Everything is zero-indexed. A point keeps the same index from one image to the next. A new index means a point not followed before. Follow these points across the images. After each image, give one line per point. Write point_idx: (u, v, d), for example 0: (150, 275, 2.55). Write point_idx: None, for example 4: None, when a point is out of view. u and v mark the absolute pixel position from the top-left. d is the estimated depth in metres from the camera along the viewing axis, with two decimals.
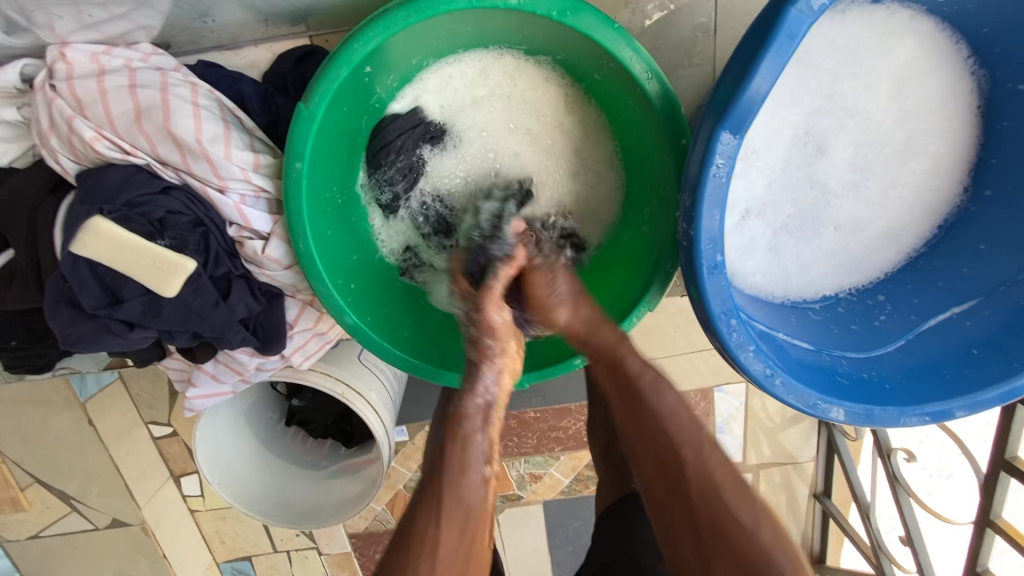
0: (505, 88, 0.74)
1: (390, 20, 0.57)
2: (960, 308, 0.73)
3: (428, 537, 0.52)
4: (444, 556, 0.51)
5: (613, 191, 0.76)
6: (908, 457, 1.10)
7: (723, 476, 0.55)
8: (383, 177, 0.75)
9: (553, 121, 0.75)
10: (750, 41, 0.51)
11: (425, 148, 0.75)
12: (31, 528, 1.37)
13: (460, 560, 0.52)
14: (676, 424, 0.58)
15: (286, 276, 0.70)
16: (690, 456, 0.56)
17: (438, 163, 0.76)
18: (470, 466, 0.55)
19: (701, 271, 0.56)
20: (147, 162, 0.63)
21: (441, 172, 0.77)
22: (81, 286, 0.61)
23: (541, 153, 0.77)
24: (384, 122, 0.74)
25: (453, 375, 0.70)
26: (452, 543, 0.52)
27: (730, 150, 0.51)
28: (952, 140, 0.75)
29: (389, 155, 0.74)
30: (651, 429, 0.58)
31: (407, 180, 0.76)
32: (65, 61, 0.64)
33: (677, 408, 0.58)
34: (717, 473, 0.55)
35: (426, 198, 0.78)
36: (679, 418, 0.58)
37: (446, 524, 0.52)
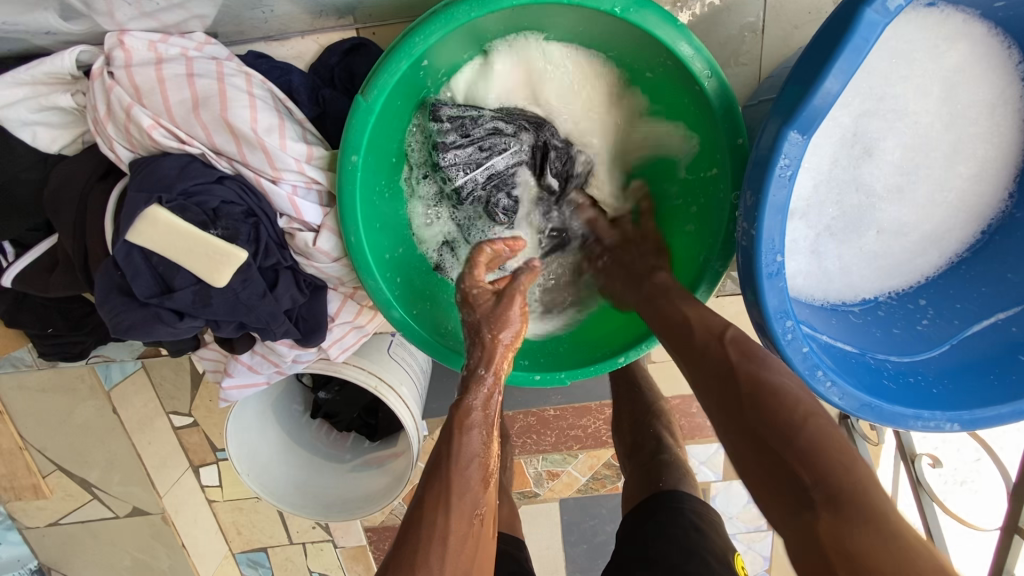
0: (551, 87, 0.74)
1: (453, 14, 0.57)
2: (1005, 314, 0.73)
3: (438, 528, 0.60)
4: (455, 538, 0.61)
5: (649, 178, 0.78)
6: (933, 462, 1.07)
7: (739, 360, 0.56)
8: (440, 157, 0.74)
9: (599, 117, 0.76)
10: (822, 41, 0.50)
11: (487, 124, 0.75)
12: (50, 515, 1.38)
13: (468, 539, 0.61)
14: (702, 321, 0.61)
15: (334, 268, 0.70)
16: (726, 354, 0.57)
17: (503, 140, 0.75)
18: (469, 455, 0.64)
19: (759, 274, 0.56)
20: (202, 152, 0.64)
21: (492, 159, 0.76)
22: (134, 274, 0.61)
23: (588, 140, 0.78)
24: (432, 107, 0.73)
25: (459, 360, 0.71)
26: (461, 528, 0.61)
27: (797, 150, 0.50)
28: (1000, 144, 0.74)
29: (446, 133, 0.73)
30: (678, 334, 0.62)
31: (469, 154, 0.75)
32: (122, 48, 0.64)
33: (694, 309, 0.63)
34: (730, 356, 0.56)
35: (481, 181, 0.77)
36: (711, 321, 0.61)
37: (455, 511, 0.61)
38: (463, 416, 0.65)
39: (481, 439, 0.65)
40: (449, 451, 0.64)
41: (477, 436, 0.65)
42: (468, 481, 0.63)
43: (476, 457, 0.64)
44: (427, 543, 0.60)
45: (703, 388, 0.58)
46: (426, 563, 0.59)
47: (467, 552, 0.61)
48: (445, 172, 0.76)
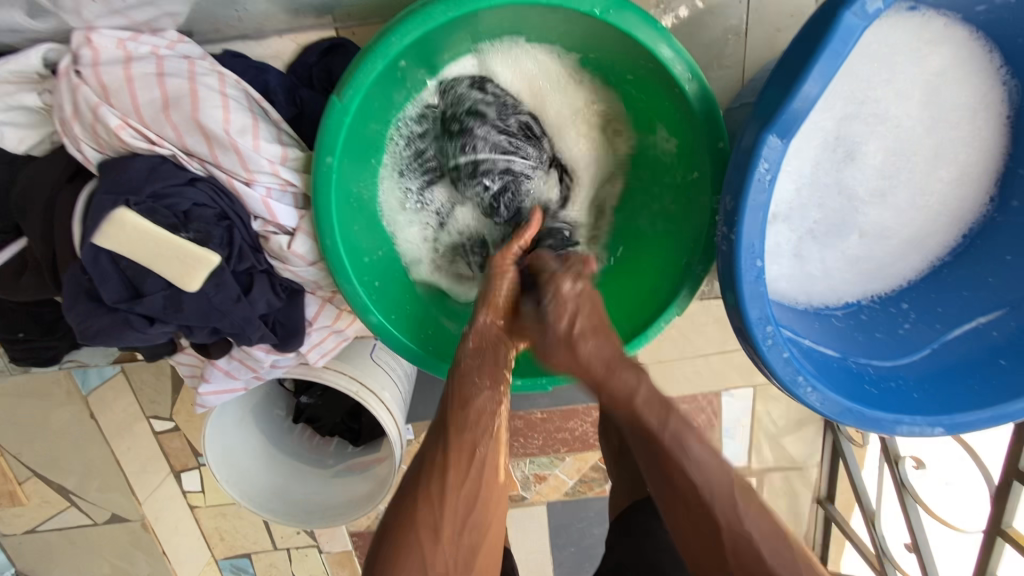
0: (550, 95, 0.74)
1: (429, 13, 0.56)
2: (985, 318, 0.73)
3: (436, 462, 0.61)
4: (453, 478, 0.60)
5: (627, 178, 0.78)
6: (916, 465, 1.10)
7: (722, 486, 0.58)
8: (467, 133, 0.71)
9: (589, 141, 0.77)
10: (801, 44, 0.50)
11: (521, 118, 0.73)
12: (28, 522, 1.35)
13: (468, 482, 0.61)
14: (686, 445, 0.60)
15: (310, 272, 0.69)
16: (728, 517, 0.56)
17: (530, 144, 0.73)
18: (477, 399, 0.63)
19: (740, 277, 0.55)
20: (173, 153, 0.62)
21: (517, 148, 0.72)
22: (102, 278, 0.60)
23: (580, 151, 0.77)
24: (480, 78, 0.72)
25: None
26: (458, 470, 0.60)
27: (776, 154, 0.50)
28: (981, 149, 0.74)
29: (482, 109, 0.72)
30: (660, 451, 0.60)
31: (499, 140, 0.72)
32: (90, 46, 0.62)
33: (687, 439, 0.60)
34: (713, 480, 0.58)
35: (498, 172, 0.72)
36: (713, 474, 0.58)
37: (454, 449, 0.61)
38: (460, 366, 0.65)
39: (486, 391, 0.63)
40: (457, 387, 0.63)
41: (484, 382, 0.63)
42: (471, 415, 0.62)
43: (484, 402, 0.63)
44: (426, 478, 0.60)
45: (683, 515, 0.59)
46: (424, 495, 0.59)
47: (469, 490, 0.61)
48: (467, 138, 0.72)
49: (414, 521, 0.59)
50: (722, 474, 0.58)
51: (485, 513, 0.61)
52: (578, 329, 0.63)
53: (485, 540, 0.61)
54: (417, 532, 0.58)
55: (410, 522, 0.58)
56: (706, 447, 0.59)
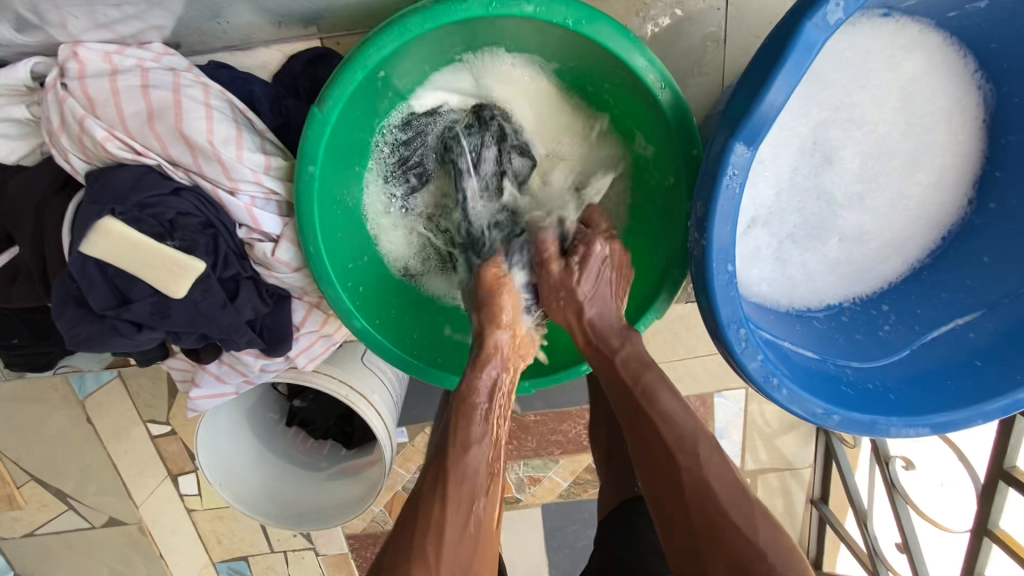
0: (532, 106, 0.76)
1: (405, 26, 0.58)
2: (963, 319, 0.74)
3: (435, 515, 0.56)
4: (451, 536, 0.55)
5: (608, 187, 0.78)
6: (906, 465, 1.10)
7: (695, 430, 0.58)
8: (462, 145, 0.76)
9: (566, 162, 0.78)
10: (768, 52, 0.51)
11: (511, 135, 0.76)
12: (27, 525, 1.36)
13: (467, 538, 0.56)
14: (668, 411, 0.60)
15: (294, 278, 0.71)
16: (689, 466, 0.56)
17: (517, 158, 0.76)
18: (475, 448, 0.60)
19: (712, 281, 0.56)
20: (158, 163, 0.64)
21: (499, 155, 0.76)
22: (89, 285, 0.61)
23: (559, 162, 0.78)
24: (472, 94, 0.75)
25: (441, 376, 0.71)
26: (457, 524, 0.56)
27: (743, 161, 0.51)
28: (958, 153, 0.75)
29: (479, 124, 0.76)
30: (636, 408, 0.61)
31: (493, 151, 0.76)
32: (76, 60, 0.64)
33: (677, 407, 0.60)
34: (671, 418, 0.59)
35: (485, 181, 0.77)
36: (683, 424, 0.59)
37: (452, 499, 0.57)
38: (463, 405, 0.62)
39: (484, 446, 0.61)
40: (456, 435, 0.61)
41: (484, 426, 0.62)
42: (469, 469, 0.59)
43: (479, 459, 0.60)
44: (424, 534, 0.55)
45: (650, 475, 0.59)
46: (421, 556, 0.54)
47: (466, 549, 0.56)
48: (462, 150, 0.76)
49: None
50: (696, 433, 0.58)
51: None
52: (589, 296, 0.67)
53: None
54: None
55: None
56: (680, 402, 0.61)
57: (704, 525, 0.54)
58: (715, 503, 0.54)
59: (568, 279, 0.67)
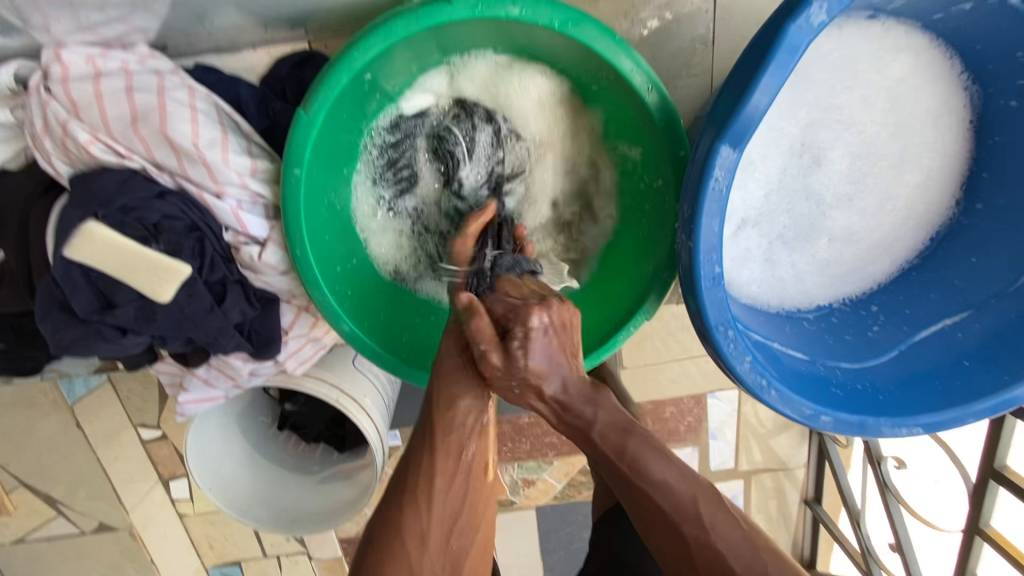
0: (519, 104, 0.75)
1: (391, 28, 0.58)
2: (951, 319, 0.74)
3: (421, 472, 0.59)
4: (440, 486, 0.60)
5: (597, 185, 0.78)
6: (898, 464, 1.10)
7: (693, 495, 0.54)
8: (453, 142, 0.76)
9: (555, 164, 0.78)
10: (753, 54, 0.51)
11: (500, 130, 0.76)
12: (16, 532, 1.35)
13: (456, 488, 0.61)
14: (660, 477, 0.54)
15: (281, 281, 0.72)
16: (695, 537, 0.52)
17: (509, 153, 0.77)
18: (461, 411, 0.60)
19: (699, 283, 0.56)
20: (143, 166, 0.64)
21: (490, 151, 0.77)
22: (73, 290, 0.60)
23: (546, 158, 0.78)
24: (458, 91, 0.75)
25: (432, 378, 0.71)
26: (446, 475, 0.60)
27: (729, 163, 0.52)
28: (945, 154, 0.75)
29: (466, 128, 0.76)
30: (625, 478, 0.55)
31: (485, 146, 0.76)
32: (59, 62, 0.63)
33: (668, 473, 0.54)
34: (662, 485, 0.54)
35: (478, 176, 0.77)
36: (682, 492, 0.54)
37: (440, 456, 0.60)
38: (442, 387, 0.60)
39: (472, 410, 0.61)
40: (440, 391, 0.60)
41: (472, 394, 0.60)
42: (455, 420, 0.60)
43: (467, 420, 0.61)
44: (412, 493, 0.59)
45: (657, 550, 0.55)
46: (411, 506, 0.58)
47: (454, 498, 0.60)
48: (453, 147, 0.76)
49: (399, 529, 0.58)
50: (694, 496, 0.54)
51: (468, 517, 0.62)
52: (541, 371, 0.55)
53: (472, 539, 0.63)
54: (404, 541, 0.58)
55: (395, 532, 0.58)
56: (671, 465, 0.55)
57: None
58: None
59: (515, 366, 0.54)
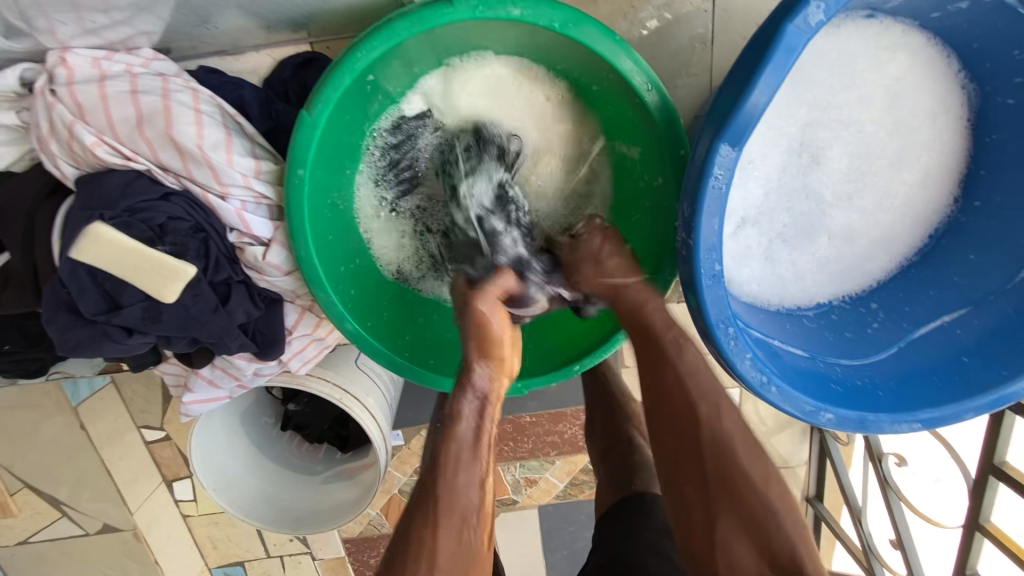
0: (520, 108, 0.76)
1: (393, 29, 0.58)
2: (950, 316, 0.74)
3: (424, 543, 0.58)
4: (444, 559, 0.57)
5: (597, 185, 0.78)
6: (898, 462, 1.11)
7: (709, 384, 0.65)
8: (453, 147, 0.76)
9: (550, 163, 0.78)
10: (752, 53, 0.52)
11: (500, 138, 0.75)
12: (21, 533, 1.36)
13: (460, 563, 0.58)
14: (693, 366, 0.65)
15: (286, 281, 0.71)
16: (710, 412, 0.64)
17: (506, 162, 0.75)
18: (464, 475, 0.62)
19: (699, 280, 0.57)
20: (148, 168, 0.64)
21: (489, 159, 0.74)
22: (80, 291, 0.61)
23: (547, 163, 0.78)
24: (456, 93, 0.75)
25: (435, 377, 0.72)
26: (450, 547, 0.58)
27: (728, 162, 0.52)
28: (943, 152, 0.76)
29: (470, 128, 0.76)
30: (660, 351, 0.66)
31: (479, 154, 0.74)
32: (65, 66, 0.65)
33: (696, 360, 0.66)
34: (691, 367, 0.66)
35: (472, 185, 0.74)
36: (705, 377, 0.65)
37: (443, 525, 0.59)
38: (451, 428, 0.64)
39: (473, 471, 0.62)
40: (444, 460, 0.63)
41: (474, 458, 0.63)
42: (460, 495, 0.61)
43: (468, 488, 0.62)
44: (414, 564, 0.56)
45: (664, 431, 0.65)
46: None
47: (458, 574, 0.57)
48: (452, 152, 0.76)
49: None
50: (713, 389, 0.65)
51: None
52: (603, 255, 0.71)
53: None
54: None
55: None
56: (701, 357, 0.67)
57: (718, 471, 0.61)
58: (731, 454, 0.62)
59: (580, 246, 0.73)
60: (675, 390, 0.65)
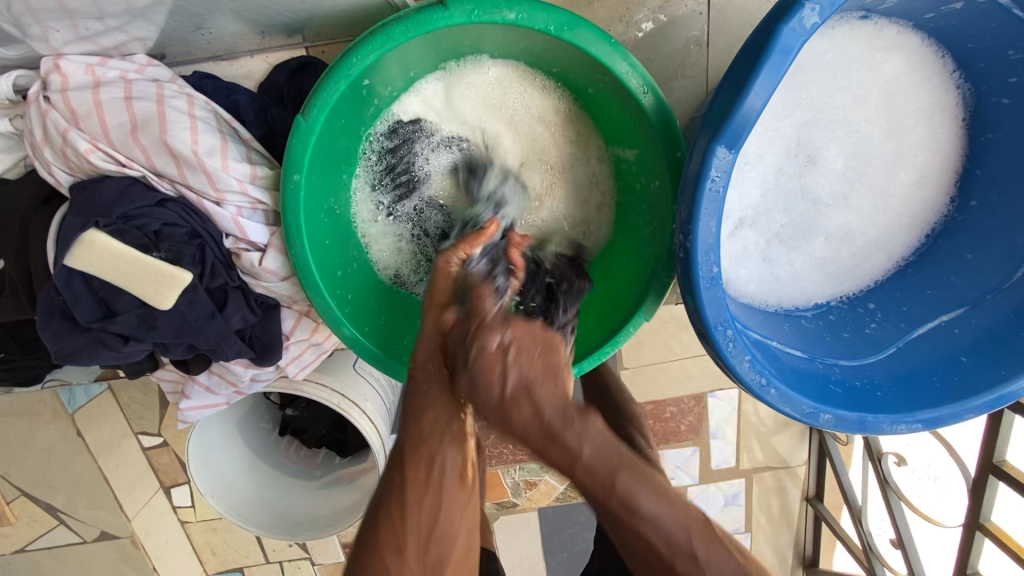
0: (512, 113, 0.76)
1: (388, 34, 0.58)
2: (947, 316, 0.74)
3: (395, 478, 0.55)
4: (413, 494, 0.54)
5: (591, 185, 0.78)
6: (898, 461, 1.10)
7: (678, 531, 0.47)
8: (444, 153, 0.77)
9: (556, 173, 0.78)
10: (748, 56, 0.52)
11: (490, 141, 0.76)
12: (17, 541, 1.35)
13: (432, 496, 0.54)
14: (655, 513, 0.47)
15: (282, 287, 0.71)
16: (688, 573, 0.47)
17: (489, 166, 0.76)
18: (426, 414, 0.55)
19: (697, 282, 0.57)
20: (142, 174, 0.64)
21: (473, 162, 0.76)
22: (74, 299, 0.61)
23: (542, 165, 0.77)
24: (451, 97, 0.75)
25: None
26: (418, 483, 0.54)
27: (725, 164, 0.52)
28: (939, 151, 0.76)
29: (475, 138, 0.76)
30: (610, 511, 0.48)
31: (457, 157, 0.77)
32: (59, 73, 0.64)
33: (661, 508, 0.47)
34: (640, 499, 0.47)
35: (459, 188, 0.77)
36: (669, 528, 0.47)
37: (412, 460, 0.55)
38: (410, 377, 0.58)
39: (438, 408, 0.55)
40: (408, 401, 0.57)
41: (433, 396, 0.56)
42: (427, 435, 0.55)
43: (438, 425, 0.55)
44: (387, 498, 0.54)
45: None
46: (387, 516, 0.54)
47: (428, 509, 0.54)
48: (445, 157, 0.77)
49: (376, 545, 0.53)
50: (688, 531, 0.47)
51: (451, 527, 0.54)
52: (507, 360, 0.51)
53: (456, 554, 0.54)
54: (381, 557, 0.53)
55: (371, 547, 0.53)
56: (662, 496, 0.48)
57: None
58: None
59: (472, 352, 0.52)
60: (644, 546, 0.48)
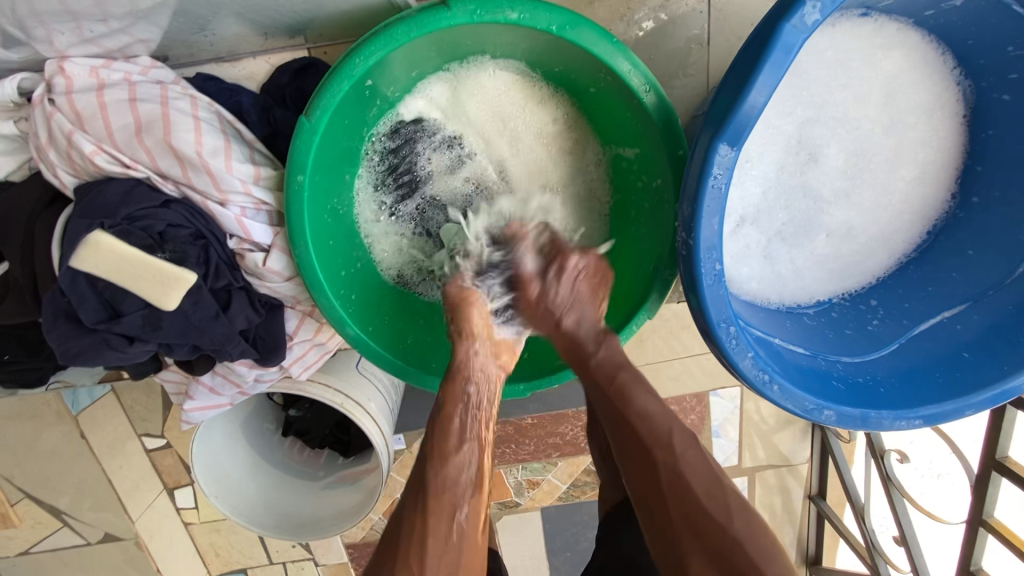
0: (513, 115, 0.76)
1: (390, 35, 0.59)
2: (949, 312, 0.74)
3: (415, 530, 0.56)
4: (433, 544, 0.55)
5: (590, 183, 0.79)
6: (901, 458, 1.10)
7: (661, 424, 0.60)
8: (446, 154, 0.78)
9: (555, 184, 0.78)
10: (749, 54, 0.52)
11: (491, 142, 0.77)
12: (21, 544, 1.35)
13: (450, 546, 0.56)
14: (651, 412, 0.61)
15: (286, 287, 0.71)
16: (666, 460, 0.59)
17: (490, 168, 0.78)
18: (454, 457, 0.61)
19: (701, 280, 0.57)
20: (147, 175, 0.64)
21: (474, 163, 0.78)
22: (80, 300, 0.61)
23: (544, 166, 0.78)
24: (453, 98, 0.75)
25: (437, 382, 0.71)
26: (439, 531, 0.56)
27: (727, 161, 0.52)
28: (940, 147, 0.76)
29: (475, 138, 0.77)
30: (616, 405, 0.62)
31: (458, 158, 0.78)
32: (63, 75, 0.65)
33: (655, 405, 0.61)
34: (641, 400, 0.62)
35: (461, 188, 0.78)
36: (658, 420, 0.61)
37: (435, 506, 0.57)
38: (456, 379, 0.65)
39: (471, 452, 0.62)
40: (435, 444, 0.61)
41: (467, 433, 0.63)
42: (454, 481, 0.59)
43: (463, 470, 0.60)
44: (406, 546, 0.55)
45: (631, 476, 0.61)
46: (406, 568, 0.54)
47: (450, 559, 0.55)
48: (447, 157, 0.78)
49: None
50: (669, 425, 0.60)
51: None
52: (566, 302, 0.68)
53: None
54: None
55: None
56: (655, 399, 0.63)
57: (683, 516, 0.56)
58: (689, 491, 0.57)
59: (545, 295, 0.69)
60: (631, 436, 0.61)
